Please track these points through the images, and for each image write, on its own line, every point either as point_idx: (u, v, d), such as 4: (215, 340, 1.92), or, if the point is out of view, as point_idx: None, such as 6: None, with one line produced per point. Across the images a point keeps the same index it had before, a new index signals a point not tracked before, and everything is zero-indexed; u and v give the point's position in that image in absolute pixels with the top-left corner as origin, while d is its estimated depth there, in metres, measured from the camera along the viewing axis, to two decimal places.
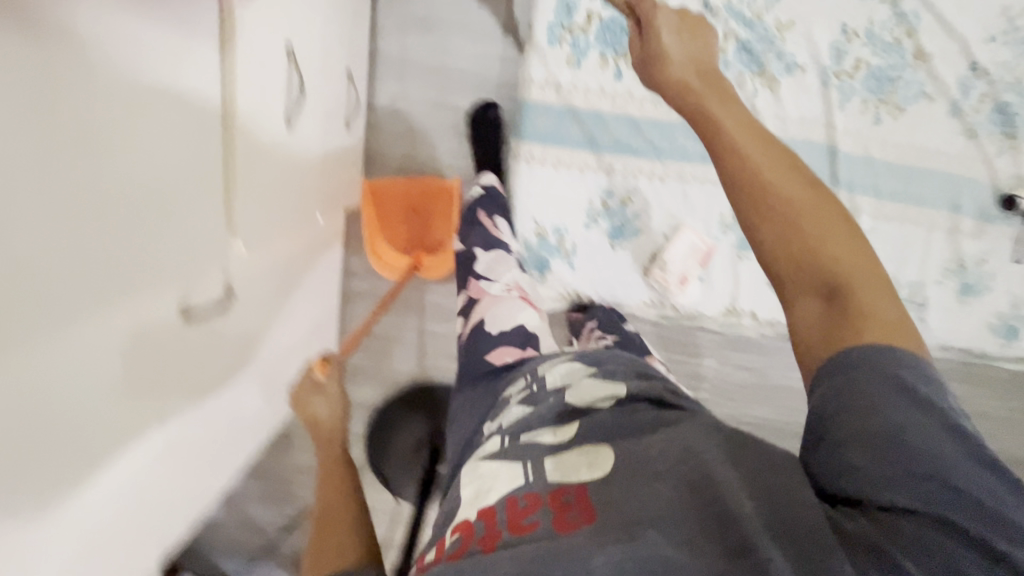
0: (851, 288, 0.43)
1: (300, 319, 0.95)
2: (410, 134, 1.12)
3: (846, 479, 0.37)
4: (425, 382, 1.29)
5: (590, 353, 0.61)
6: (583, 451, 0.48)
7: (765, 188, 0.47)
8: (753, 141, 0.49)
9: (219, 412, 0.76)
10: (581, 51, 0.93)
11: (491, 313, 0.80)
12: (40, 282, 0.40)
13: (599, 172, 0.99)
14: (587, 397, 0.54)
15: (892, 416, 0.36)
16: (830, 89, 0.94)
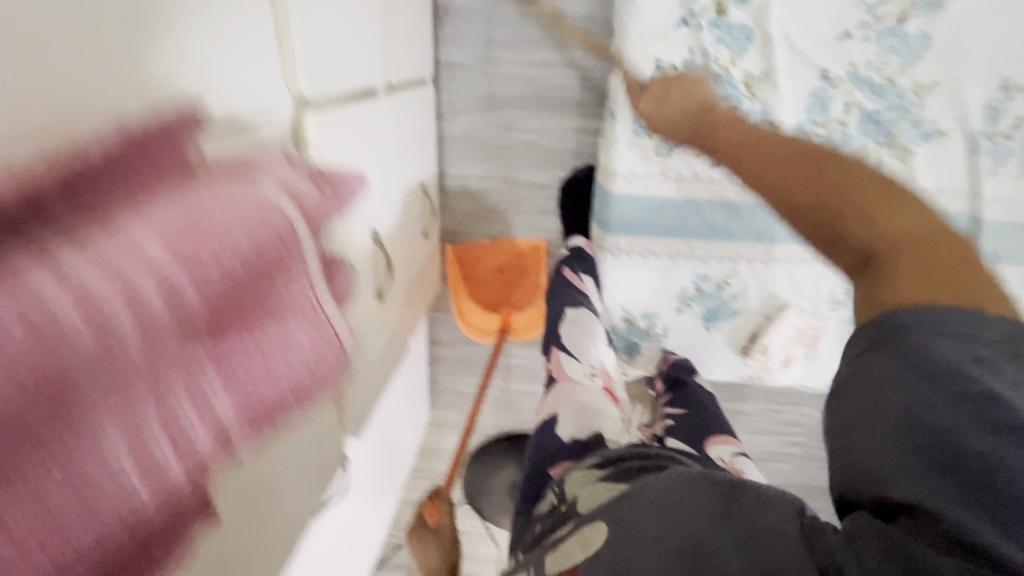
0: (840, 216, 0.45)
1: (386, 414, 0.95)
2: (483, 211, 1.07)
3: (861, 422, 0.36)
4: (515, 433, 1.33)
5: (609, 453, 0.61)
6: (582, 538, 0.47)
7: (835, 216, 0.45)
8: (804, 176, 0.50)
9: (338, 536, 0.78)
10: (672, 140, 0.83)
11: (565, 404, 0.77)
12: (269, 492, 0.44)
13: (692, 259, 0.92)
14: (592, 500, 0.53)
15: (896, 397, 0.36)
16: (979, 156, 0.79)
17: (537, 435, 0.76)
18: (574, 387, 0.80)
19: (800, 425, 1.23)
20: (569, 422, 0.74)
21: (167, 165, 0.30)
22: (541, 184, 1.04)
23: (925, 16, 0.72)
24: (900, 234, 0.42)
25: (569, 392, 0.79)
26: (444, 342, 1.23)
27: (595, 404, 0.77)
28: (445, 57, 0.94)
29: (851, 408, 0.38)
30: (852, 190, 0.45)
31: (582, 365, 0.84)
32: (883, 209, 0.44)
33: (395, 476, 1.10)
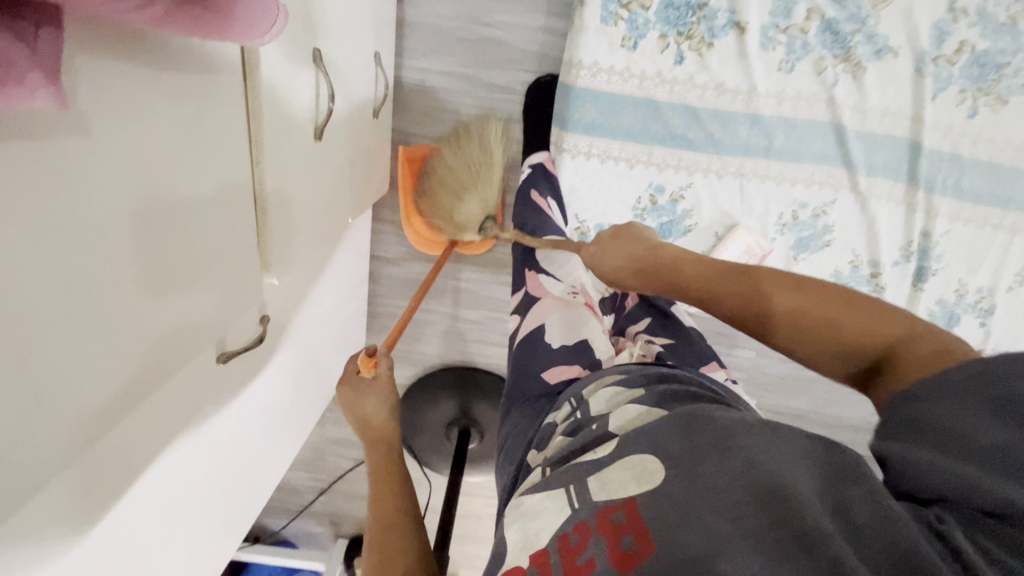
0: (837, 323, 0.47)
1: (319, 296, 0.89)
2: (440, 112, 1.02)
3: (946, 451, 0.34)
4: (458, 365, 1.28)
5: (642, 374, 0.58)
6: (631, 465, 0.43)
7: (829, 327, 0.48)
8: (804, 319, 0.49)
9: (253, 396, 0.70)
10: (639, 31, 0.82)
11: (552, 321, 0.76)
12: (86, 175, 0.32)
13: (649, 168, 0.90)
14: (624, 421, 0.51)
15: (987, 432, 0.32)
16: (924, 78, 0.82)
17: (524, 347, 0.74)
18: (558, 303, 0.79)
19: (739, 369, 1.25)
20: (559, 331, 0.75)
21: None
22: (503, 88, 1.00)
23: None
24: (865, 334, 0.46)
25: (553, 307, 0.78)
26: (389, 260, 1.17)
27: (581, 321, 0.76)
28: None
29: (901, 445, 0.37)
30: (826, 318, 0.48)
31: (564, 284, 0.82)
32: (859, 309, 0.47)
33: (322, 390, 1.01)
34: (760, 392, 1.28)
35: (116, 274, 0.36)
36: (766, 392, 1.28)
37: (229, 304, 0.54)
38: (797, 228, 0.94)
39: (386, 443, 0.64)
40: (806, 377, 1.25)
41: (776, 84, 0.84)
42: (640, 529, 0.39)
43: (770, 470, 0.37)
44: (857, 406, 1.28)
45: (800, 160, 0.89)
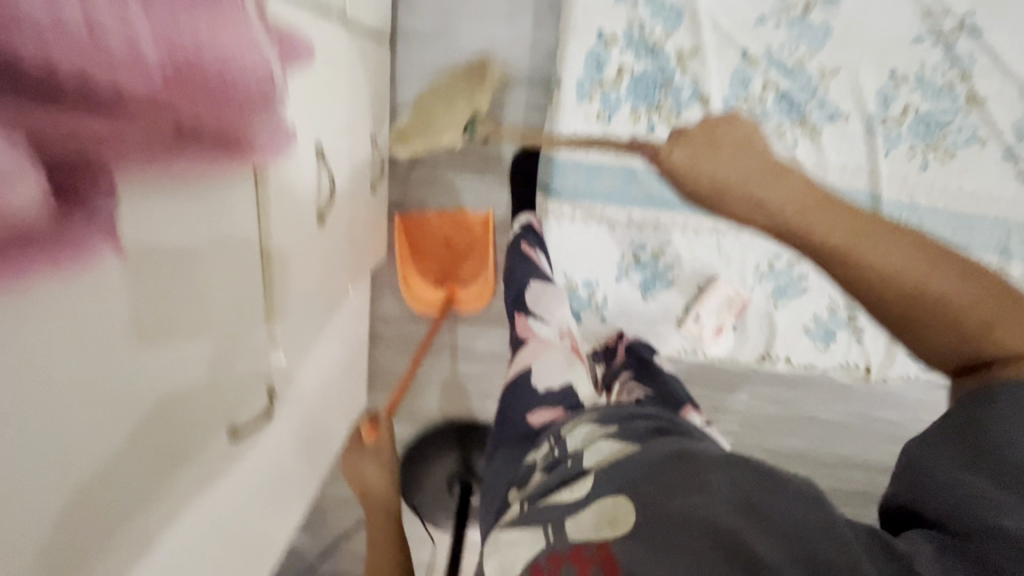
0: (926, 296, 0.41)
1: (322, 361, 0.92)
2: (433, 181, 1.09)
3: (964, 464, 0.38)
4: (458, 419, 1.30)
5: (616, 411, 0.58)
6: (607, 515, 0.43)
7: (921, 293, 0.41)
8: (913, 276, 0.42)
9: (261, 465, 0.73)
10: (612, 107, 0.89)
11: (537, 363, 0.77)
12: (108, 309, 0.37)
13: (630, 228, 0.97)
14: (602, 457, 0.50)
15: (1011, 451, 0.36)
16: (875, 137, 0.90)
17: (510, 396, 0.75)
18: (546, 346, 0.80)
19: (734, 412, 1.27)
20: (546, 374, 0.75)
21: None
22: (491, 158, 1.07)
23: (826, 9, 0.83)
24: (969, 318, 0.40)
25: (540, 348, 0.79)
26: (387, 319, 1.21)
27: (564, 364, 0.77)
28: (403, 25, 0.99)
29: (924, 454, 0.41)
30: (941, 287, 0.41)
31: (551, 327, 0.83)
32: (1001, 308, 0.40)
33: (324, 455, 1.02)
34: (755, 434, 1.30)
35: (131, 381, 0.41)
36: (761, 433, 1.30)
37: (240, 387, 0.58)
38: (773, 277, 1.00)
39: (384, 510, 0.66)
40: (800, 418, 1.27)
41: None
42: (607, 565, 0.39)
43: (737, 496, 0.39)
44: (852, 444, 1.29)
45: None
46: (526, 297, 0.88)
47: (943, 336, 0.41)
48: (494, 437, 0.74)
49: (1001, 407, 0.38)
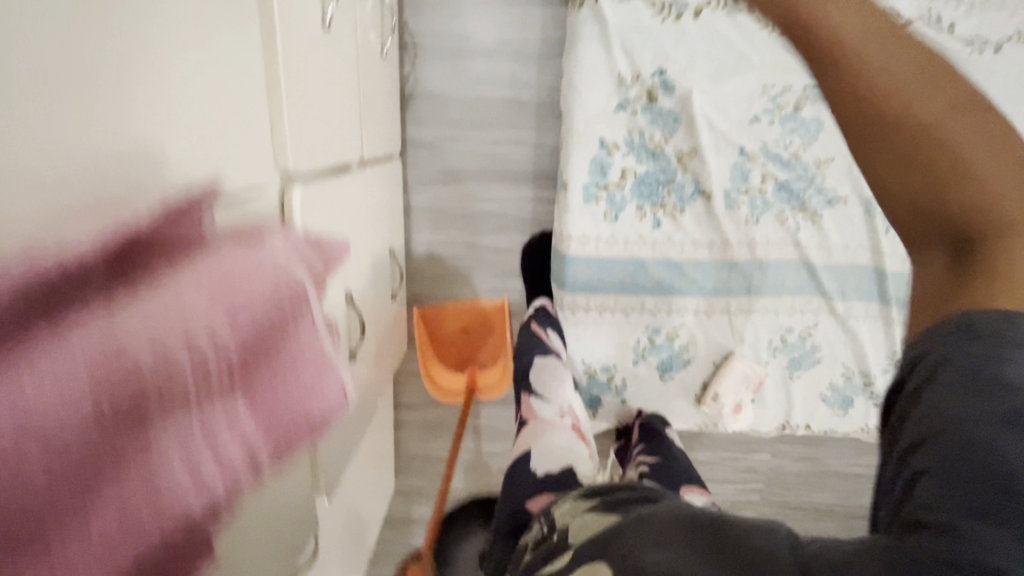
0: (1000, 211, 0.51)
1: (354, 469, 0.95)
2: (447, 274, 1.13)
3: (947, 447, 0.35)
4: (485, 496, 1.32)
5: (601, 484, 0.57)
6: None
7: (994, 203, 0.52)
8: (980, 160, 0.55)
9: None
10: (618, 206, 0.93)
11: (537, 444, 0.80)
12: None
13: (644, 314, 1.00)
14: (582, 532, 0.48)
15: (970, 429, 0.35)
16: (875, 217, 0.92)
17: (508, 479, 0.76)
18: (547, 425, 0.83)
19: (757, 471, 1.29)
20: (542, 456, 0.77)
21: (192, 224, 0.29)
22: (502, 249, 1.11)
23: (816, 104, 0.86)
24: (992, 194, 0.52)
25: (541, 429, 0.83)
26: (410, 405, 1.24)
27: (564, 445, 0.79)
28: (411, 135, 1.04)
29: (922, 431, 0.38)
30: (993, 189, 0.53)
31: (553, 406, 0.88)
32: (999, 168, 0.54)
33: (363, 553, 1.05)
34: (782, 491, 1.30)
35: None
36: (788, 490, 1.30)
37: None
38: (787, 350, 1.02)
39: None
40: (824, 473, 1.28)
41: (746, 235, 0.94)
42: None
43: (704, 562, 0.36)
44: None
45: (778, 293, 0.98)
46: (529, 376, 0.92)
47: (948, 216, 0.54)
48: (497, 523, 0.72)
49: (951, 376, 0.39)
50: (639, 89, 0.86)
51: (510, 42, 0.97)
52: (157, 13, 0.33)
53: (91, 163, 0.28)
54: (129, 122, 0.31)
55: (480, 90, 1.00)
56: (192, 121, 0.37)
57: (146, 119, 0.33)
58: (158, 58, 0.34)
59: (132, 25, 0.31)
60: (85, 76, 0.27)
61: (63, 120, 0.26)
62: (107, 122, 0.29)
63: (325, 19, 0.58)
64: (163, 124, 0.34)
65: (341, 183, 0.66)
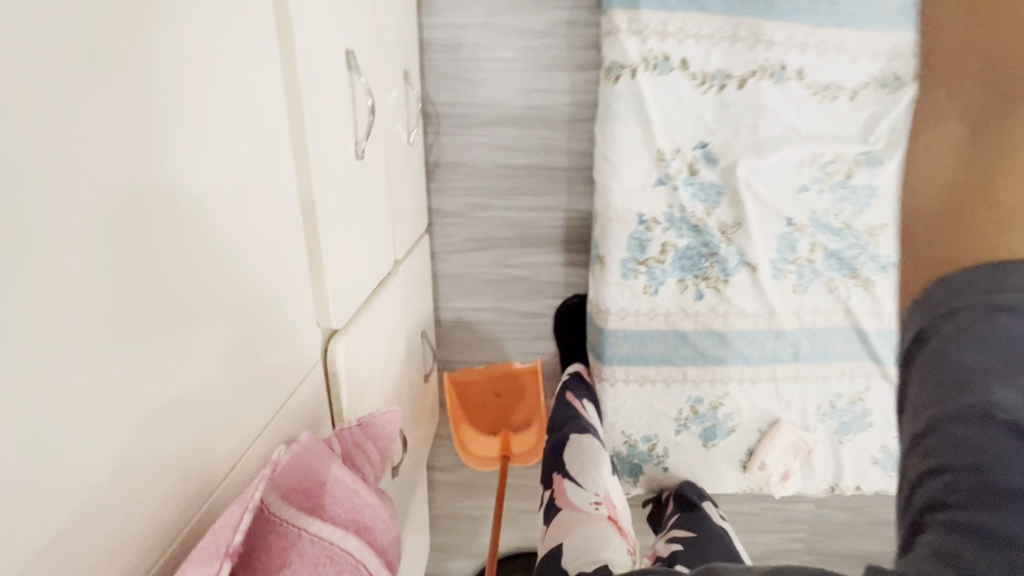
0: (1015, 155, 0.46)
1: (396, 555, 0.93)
2: (477, 339, 1.10)
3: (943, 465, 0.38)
4: (520, 550, 1.30)
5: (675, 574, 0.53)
6: None
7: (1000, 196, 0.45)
8: None
9: None
10: (658, 280, 0.89)
11: (570, 537, 0.77)
12: None
13: (686, 384, 0.96)
14: None
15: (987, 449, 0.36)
16: None
17: None
18: (581, 515, 0.80)
19: (802, 521, 1.25)
20: (575, 553, 0.74)
21: (271, 536, 0.32)
22: (533, 313, 1.08)
23: (870, 170, 0.81)
24: None
25: (575, 519, 0.80)
26: (443, 467, 1.22)
27: (596, 537, 0.76)
28: (436, 205, 1.00)
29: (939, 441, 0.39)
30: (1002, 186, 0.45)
31: (588, 493, 0.85)
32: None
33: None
34: (826, 539, 1.27)
35: None
36: (833, 538, 1.27)
37: None
38: (836, 415, 0.97)
39: None
40: (871, 521, 1.24)
41: (793, 303, 0.90)
42: None
43: None
44: None
45: (828, 360, 0.93)
46: (561, 455, 0.90)
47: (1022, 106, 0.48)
48: None
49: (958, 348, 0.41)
50: (680, 163, 0.82)
51: (537, 108, 0.93)
52: (228, 283, 0.37)
53: (153, 496, 0.31)
54: (194, 438, 0.34)
55: (507, 157, 0.96)
56: (247, 397, 0.40)
57: (208, 425, 0.36)
58: (216, 360, 0.36)
59: (194, 350, 0.34)
60: (146, 400, 0.30)
61: (133, 473, 0.30)
62: (173, 451, 0.33)
63: (360, 150, 0.55)
64: (223, 394, 0.37)
65: (379, 305, 0.63)
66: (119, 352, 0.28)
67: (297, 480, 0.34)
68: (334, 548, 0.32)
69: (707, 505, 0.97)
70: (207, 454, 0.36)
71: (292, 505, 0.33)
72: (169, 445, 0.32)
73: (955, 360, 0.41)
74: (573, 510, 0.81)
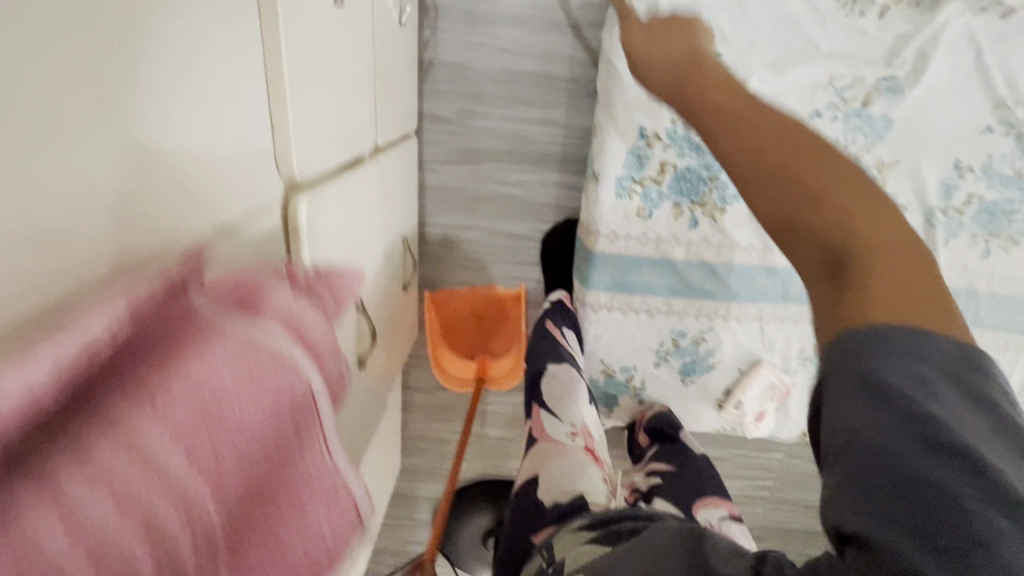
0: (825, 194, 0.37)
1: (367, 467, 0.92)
2: (461, 259, 1.07)
3: (867, 476, 0.29)
4: (489, 476, 1.31)
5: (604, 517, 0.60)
6: None
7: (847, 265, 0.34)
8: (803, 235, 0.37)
9: None
10: (652, 202, 0.85)
11: (546, 466, 0.77)
12: None
13: (670, 316, 0.94)
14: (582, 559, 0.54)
15: (932, 476, 0.28)
16: (935, 227, 0.84)
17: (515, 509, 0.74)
18: (556, 446, 0.80)
19: (770, 469, 1.26)
20: (551, 483, 0.74)
21: (183, 325, 0.27)
22: (521, 236, 1.04)
23: (889, 99, 0.76)
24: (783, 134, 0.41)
25: (550, 452, 0.80)
26: (418, 389, 1.21)
27: (572, 465, 0.76)
28: (428, 110, 0.95)
29: (867, 438, 0.30)
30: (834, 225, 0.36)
31: (564, 425, 0.84)
32: (872, 232, 0.35)
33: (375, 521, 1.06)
34: (791, 488, 1.29)
35: None
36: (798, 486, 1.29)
37: None
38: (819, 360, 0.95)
39: None
40: None
41: None
42: None
43: None
44: None
45: None
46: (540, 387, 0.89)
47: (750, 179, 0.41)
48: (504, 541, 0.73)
49: (835, 391, 0.32)
50: None
51: (542, 8, 0.86)
52: (174, 55, 0.32)
53: (57, 266, 0.25)
54: (116, 230, 0.29)
55: (506, 62, 0.90)
56: (178, 218, 0.35)
57: (131, 224, 0.31)
58: (149, 149, 0.31)
59: (114, 115, 0.28)
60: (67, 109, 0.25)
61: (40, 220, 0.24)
62: (90, 229, 0.27)
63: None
64: (160, 184, 0.33)
65: (353, 181, 0.58)
66: (49, 35, 0.23)
67: (225, 287, 0.31)
68: (253, 355, 0.29)
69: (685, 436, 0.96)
70: (140, 242, 0.32)
71: (215, 307, 0.30)
72: (91, 228, 0.27)
73: (842, 386, 0.31)
74: (549, 441, 0.81)
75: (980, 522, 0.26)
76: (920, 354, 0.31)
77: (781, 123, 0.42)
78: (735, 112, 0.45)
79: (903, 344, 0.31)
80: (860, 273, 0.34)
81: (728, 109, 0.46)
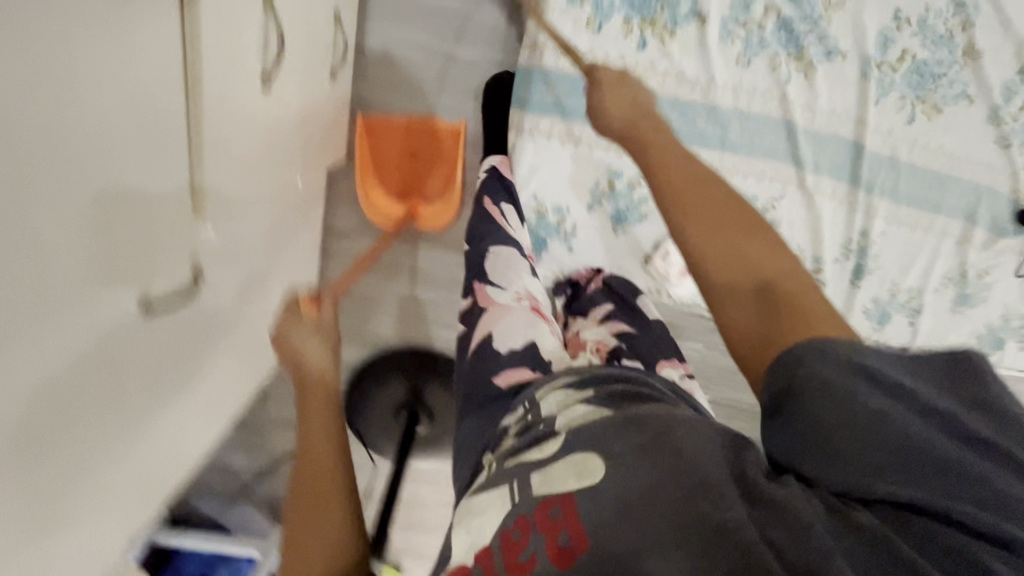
0: (776, 283, 0.48)
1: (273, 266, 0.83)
2: (405, 85, 1.02)
3: (856, 447, 0.34)
4: (407, 347, 1.22)
5: (592, 376, 0.56)
6: (580, 469, 0.42)
7: (782, 291, 0.48)
8: (733, 258, 0.51)
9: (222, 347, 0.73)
10: (602, 16, 0.84)
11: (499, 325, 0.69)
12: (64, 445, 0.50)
13: (609, 153, 0.93)
14: (575, 419, 0.49)
15: (916, 432, 0.33)
16: (869, 81, 0.86)
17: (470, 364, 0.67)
18: (504, 311, 0.70)
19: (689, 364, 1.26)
20: (504, 336, 0.68)
21: None
22: (470, 66, 1.01)
23: None
24: (728, 204, 0.55)
25: (499, 313, 0.71)
26: (342, 233, 1.12)
27: (528, 323, 0.70)
28: None
29: (870, 404, 0.34)
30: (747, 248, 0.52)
31: (508, 293, 0.74)
32: (761, 258, 0.51)
33: (251, 377, 0.86)
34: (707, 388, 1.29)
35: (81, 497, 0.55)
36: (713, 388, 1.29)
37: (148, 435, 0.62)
38: None
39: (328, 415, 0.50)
40: None
41: (732, 77, 0.87)
42: (574, 526, 0.38)
43: (696, 478, 0.36)
44: None
45: (753, 155, 0.90)
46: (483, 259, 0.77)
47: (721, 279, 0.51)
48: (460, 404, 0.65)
49: (827, 369, 0.37)
50: None
51: None
52: None
53: None
54: None
55: None
56: None
57: None
58: None
59: None
60: None
61: None
62: None
63: None
64: None
65: None
66: None
67: None
68: None
69: (640, 302, 0.87)
70: None
71: None
72: None
73: (836, 377, 0.36)
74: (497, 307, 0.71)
75: (989, 477, 0.31)
76: (920, 367, 0.36)
77: (713, 187, 0.57)
78: (691, 188, 0.58)
79: (889, 359, 0.36)
80: (798, 326, 0.45)
81: (669, 184, 0.59)
